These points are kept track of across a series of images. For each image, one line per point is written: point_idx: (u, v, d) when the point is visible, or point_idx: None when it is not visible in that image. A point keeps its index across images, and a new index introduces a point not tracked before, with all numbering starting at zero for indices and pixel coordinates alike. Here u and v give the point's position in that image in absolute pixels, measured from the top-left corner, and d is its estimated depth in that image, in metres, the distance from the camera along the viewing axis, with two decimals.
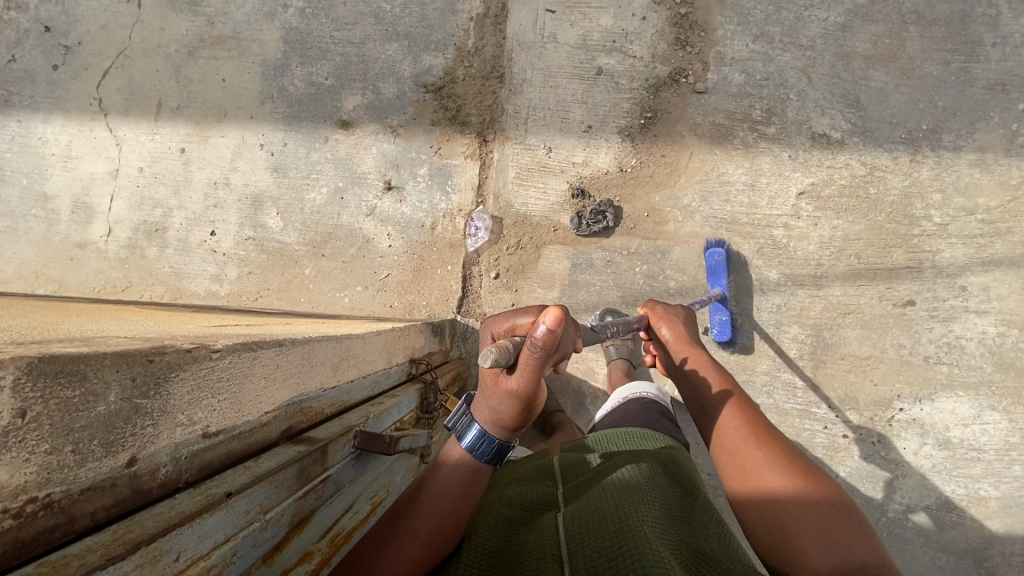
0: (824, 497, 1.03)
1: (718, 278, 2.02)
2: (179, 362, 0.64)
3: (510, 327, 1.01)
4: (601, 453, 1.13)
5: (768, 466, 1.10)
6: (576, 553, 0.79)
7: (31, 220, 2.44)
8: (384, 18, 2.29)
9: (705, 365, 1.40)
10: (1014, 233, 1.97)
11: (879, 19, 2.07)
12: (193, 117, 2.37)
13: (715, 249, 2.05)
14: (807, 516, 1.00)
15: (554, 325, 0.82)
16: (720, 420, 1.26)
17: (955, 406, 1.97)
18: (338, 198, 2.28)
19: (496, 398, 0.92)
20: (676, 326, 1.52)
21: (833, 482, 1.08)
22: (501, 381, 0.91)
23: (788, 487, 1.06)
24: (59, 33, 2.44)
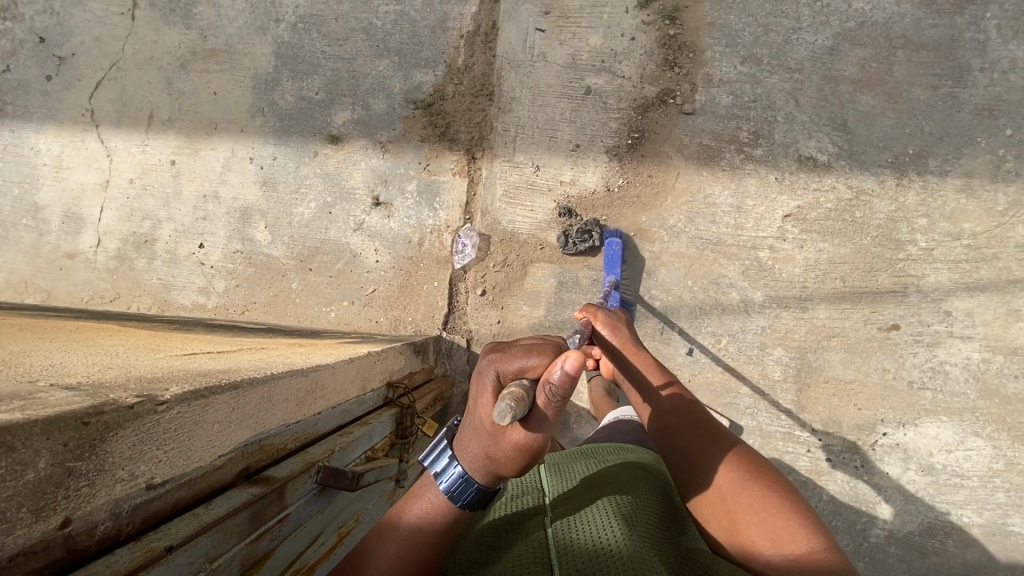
0: (774, 491, 1.08)
1: (613, 267, 2.07)
2: (119, 419, 0.62)
3: (517, 369, 0.88)
4: (590, 467, 1.25)
5: (721, 466, 1.14)
6: (559, 539, 0.92)
7: (22, 229, 2.45)
8: (375, 33, 2.29)
9: (648, 366, 1.38)
10: (1000, 259, 1.96)
11: (868, 43, 2.07)
12: (184, 129, 2.38)
13: (612, 239, 2.10)
14: (759, 513, 1.05)
15: (575, 370, 0.80)
16: (671, 424, 1.26)
17: (938, 432, 1.97)
18: (327, 213, 2.29)
19: (503, 446, 0.89)
20: (619, 330, 1.44)
21: (780, 473, 1.14)
22: (509, 432, 0.87)
23: (739, 485, 1.10)
24: (53, 43, 2.44)
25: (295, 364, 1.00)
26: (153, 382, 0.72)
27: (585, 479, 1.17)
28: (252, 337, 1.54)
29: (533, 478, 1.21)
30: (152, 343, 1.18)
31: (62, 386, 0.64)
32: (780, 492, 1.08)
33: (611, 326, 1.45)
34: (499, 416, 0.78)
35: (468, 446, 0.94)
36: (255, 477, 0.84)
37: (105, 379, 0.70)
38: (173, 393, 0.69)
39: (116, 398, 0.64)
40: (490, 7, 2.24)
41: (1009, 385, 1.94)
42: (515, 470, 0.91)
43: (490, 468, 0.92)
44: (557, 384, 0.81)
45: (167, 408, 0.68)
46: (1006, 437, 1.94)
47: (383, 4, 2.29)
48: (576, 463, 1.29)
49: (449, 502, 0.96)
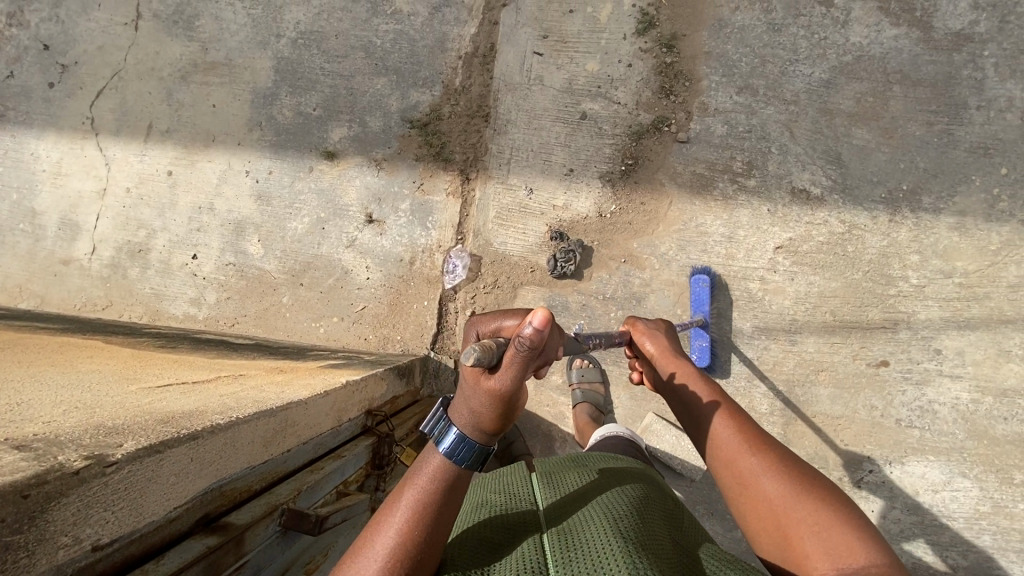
0: (827, 504, 0.99)
1: (702, 304, 2.03)
2: (62, 487, 0.60)
3: (494, 327, 0.90)
4: (583, 477, 1.16)
5: (769, 477, 1.04)
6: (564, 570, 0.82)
7: (18, 234, 2.47)
8: (374, 52, 2.30)
9: (688, 370, 1.27)
10: (992, 298, 1.95)
11: (864, 77, 2.07)
12: (182, 141, 2.39)
13: (699, 275, 2.06)
14: (813, 530, 0.96)
15: (541, 324, 0.77)
16: (713, 430, 1.15)
17: (925, 471, 1.96)
18: (320, 229, 2.30)
19: (476, 398, 0.85)
20: (659, 338, 1.37)
21: (830, 482, 1.05)
22: (482, 380, 0.84)
23: (787, 494, 1.01)
24: (56, 51, 2.46)
25: (264, 403, 1.00)
26: (107, 438, 0.71)
27: (580, 489, 1.09)
28: (236, 359, 1.54)
29: (521, 484, 1.14)
30: (129, 371, 1.18)
31: (11, 446, 0.63)
32: (834, 506, 0.99)
33: (649, 334, 1.38)
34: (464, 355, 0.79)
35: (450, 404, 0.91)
36: (212, 524, 0.84)
37: (58, 434, 0.69)
38: (125, 452, 0.68)
39: (63, 462, 0.63)
40: (488, 30, 2.25)
41: (997, 427, 1.93)
42: (490, 426, 0.85)
43: (467, 422, 0.86)
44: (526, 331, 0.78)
45: (117, 469, 0.66)
46: (994, 479, 1.92)
47: (382, 23, 2.30)
48: (569, 472, 1.21)
49: (449, 463, 0.86)
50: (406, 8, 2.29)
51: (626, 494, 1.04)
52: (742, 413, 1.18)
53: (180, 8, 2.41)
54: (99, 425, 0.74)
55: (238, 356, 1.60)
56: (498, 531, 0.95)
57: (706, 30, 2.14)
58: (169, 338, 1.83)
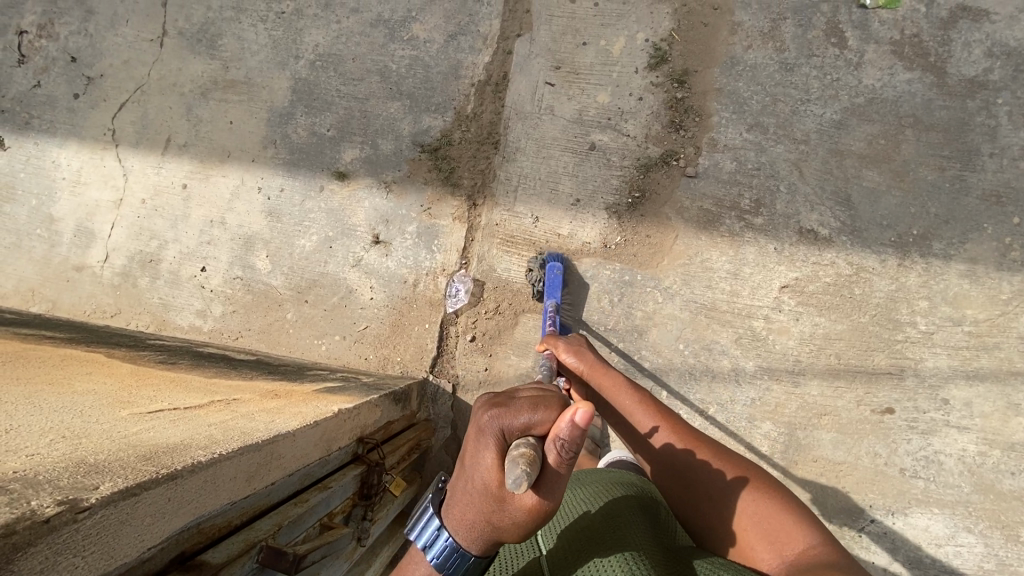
0: (762, 492, 1.09)
1: (554, 291, 2.05)
2: (30, 537, 0.59)
3: (523, 426, 0.79)
4: (577, 500, 1.21)
5: (708, 475, 1.15)
6: None
7: (35, 239, 2.52)
8: (390, 76, 2.35)
9: (621, 388, 1.37)
10: (1001, 349, 1.92)
11: (876, 119, 2.06)
12: (198, 155, 2.45)
13: (553, 263, 2.09)
14: (755, 519, 1.05)
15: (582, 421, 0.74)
16: (663, 446, 1.24)
17: (929, 524, 1.90)
18: (327, 247, 2.33)
19: (508, 514, 0.81)
20: (585, 356, 1.48)
21: (765, 473, 1.15)
22: (519, 499, 0.79)
23: (727, 491, 1.11)
24: (84, 64, 2.53)
25: (250, 437, 1.00)
26: (84, 479, 0.71)
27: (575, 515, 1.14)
28: (233, 379, 1.55)
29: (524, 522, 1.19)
30: (123, 393, 1.18)
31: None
32: (768, 494, 1.09)
33: (576, 352, 1.51)
34: (518, 482, 0.73)
35: (457, 515, 0.86)
36: (189, 562, 0.85)
37: (36, 474, 0.69)
38: (100, 496, 0.68)
39: (35, 508, 0.62)
40: (502, 59, 2.29)
41: (1004, 481, 1.88)
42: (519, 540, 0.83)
43: (491, 534, 0.84)
44: (576, 438, 0.74)
45: (89, 514, 0.66)
46: (999, 536, 1.86)
47: (399, 48, 2.35)
48: (562, 498, 1.25)
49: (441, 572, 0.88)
50: (422, 34, 2.34)
51: (614, 505, 1.12)
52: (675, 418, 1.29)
53: (205, 27, 2.48)
54: (77, 463, 0.74)
55: (236, 376, 1.60)
56: None
57: (718, 67, 2.15)
58: (170, 353, 1.85)
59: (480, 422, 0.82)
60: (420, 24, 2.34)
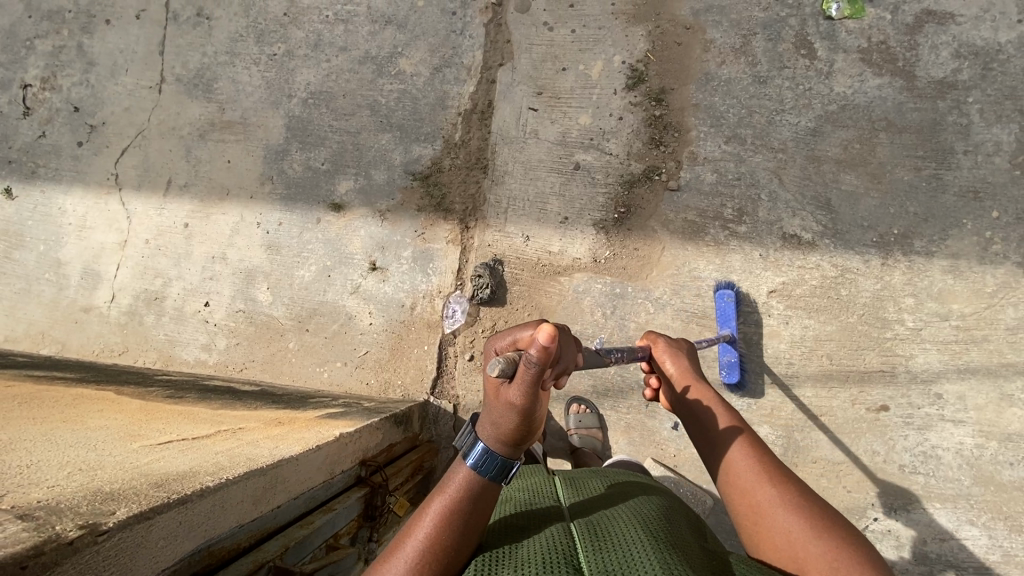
0: (840, 537, 1.07)
1: (728, 320, 2.04)
2: (56, 558, 0.65)
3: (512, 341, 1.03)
4: (604, 484, 1.38)
5: (781, 506, 1.13)
6: (594, 550, 0.98)
7: (44, 283, 2.60)
8: (379, 110, 2.44)
9: (708, 397, 1.35)
10: (990, 341, 1.95)
11: (849, 125, 2.13)
12: (198, 194, 2.54)
13: (725, 290, 2.08)
14: (830, 560, 1.03)
15: (547, 341, 0.88)
16: (739, 466, 1.22)
17: (932, 519, 1.91)
18: (326, 276, 2.39)
19: (499, 408, 0.99)
20: (680, 361, 1.44)
21: (844, 520, 1.13)
22: (501, 393, 0.97)
23: (801, 525, 1.09)
24: (86, 113, 2.64)
25: (254, 462, 1.04)
26: (101, 505, 0.75)
27: (602, 494, 1.29)
28: (237, 410, 1.59)
29: (549, 486, 1.35)
30: (133, 427, 1.23)
31: (15, 516, 0.68)
32: (843, 538, 1.07)
33: (674, 356, 1.46)
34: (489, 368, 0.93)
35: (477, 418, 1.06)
36: None
37: (57, 502, 0.74)
38: (117, 520, 0.73)
39: (59, 531, 0.67)
40: (486, 87, 2.38)
41: (1004, 472, 1.89)
42: (513, 435, 0.99)
43: (495, 434, 1.01)
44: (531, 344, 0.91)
45: (108, 536, 0.71)
46: (1003, 527, 1.87)
47: (387, 83, 2.45)
48: (590, 479, 1.42)
49: (474, 473, 1.03)
50: (409, 69, 2.44)
51: (644, 500, 1.24)
52: (760, 441, 1.27)
53: (201, 72, 2.59)
54: (95, 491, 0.80)
55: (241, 408, 1.65)
56: (526, 520, 1.15)
57: (693, 84, 2.24)
58: (177, 387, 1.90)
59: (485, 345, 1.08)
60: (407, 59, 2.45)
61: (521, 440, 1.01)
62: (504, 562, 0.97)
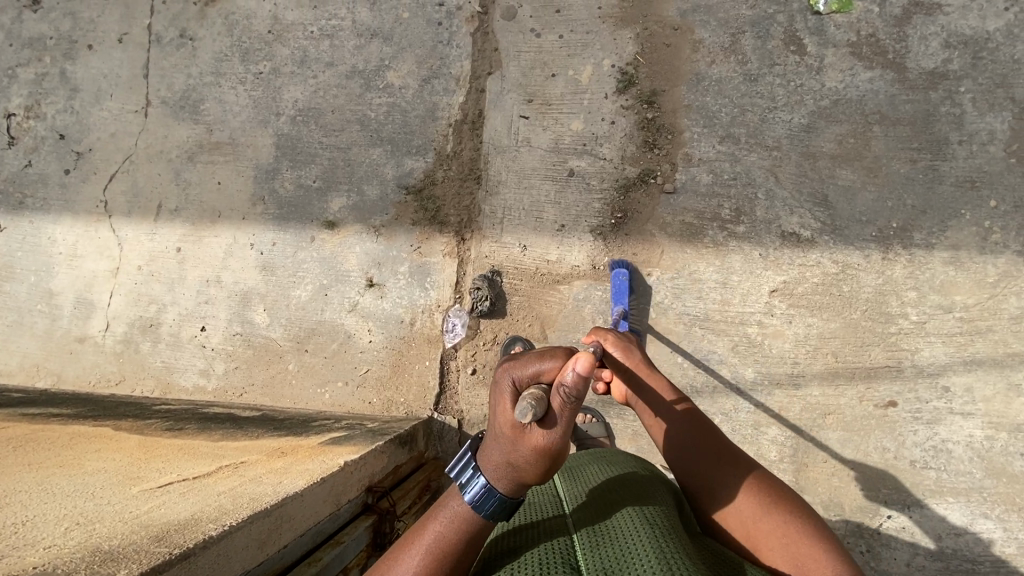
0: (789, 512, 1.16)
1: (621, 297, 2.09)
2: None
3: (534, 373, 1.02)
4: (602, 469, 1.43)
5: (734, 490, 1.21)
6: (592, 549, 1.04)
7: (36, 315, 2.56)
8: (369, 124, 2.42)
9: (663, 389, 1.39)
10: (995, 332, 1.94)
11: (843, 120, 2.12)
12: (190, 218, 2.50)
13: (618, 270, 2.13)
14: (781, 537, 1.12)
15: (585, 373, 0.93)
16: (694, 453, 1.29)
17: (946, 514, 1.90)
18: (323, 295, 2.37)
19: (523, 449, 0.98)
20: (632, 352, 1.44)
21: (794, 493, 1.21)
22: (529, 436, 0.96)
23: (754, 507, 1.18)
24: (72, 140, 2.61)
25: (258, 503, 1.02)
26: (101, 568, 0.73)
27: (601, 483, 1.34)
28: (239, 440, 1.56)
29: (549, 484, 1.41)
30: (132, 467, 1.20)
31: None
32: (791, 510, 1.16)
33: (623, 349, 1.46)
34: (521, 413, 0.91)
35: (486, 455, 1.04)
36: None
37: (55, 567, 0.72)
38: None
39: None
40: (476, 97, 2.36)
41: (1016, 463, 1.88)
42: (536, 474, 1.00)
43: (513, 476, 1.01)
44: (572, 387, 0.92)
45: None
46: (1017, 519, 1.86)
47: (376, 97, 2.43)
48: (588, 466, 1.47)
49: (473, 512, 1.03)
50: (397, 81, 2.42)
51: (639, 485, 1.29)
52: (709, 423, 1.34)
53: (186, 94, 2.56)
54: (94, 550, 0.77)
55: (242, 438, 1.62)
56: (528, 521, 1.20)
57: (684, 84, 2.22)
58: (177, 418, 1.87)
59: (495, 376, 1.04)
60: (394, 72, 2.42)
61: (541, 479, 1.02)
62: (507, 565, 1.03)
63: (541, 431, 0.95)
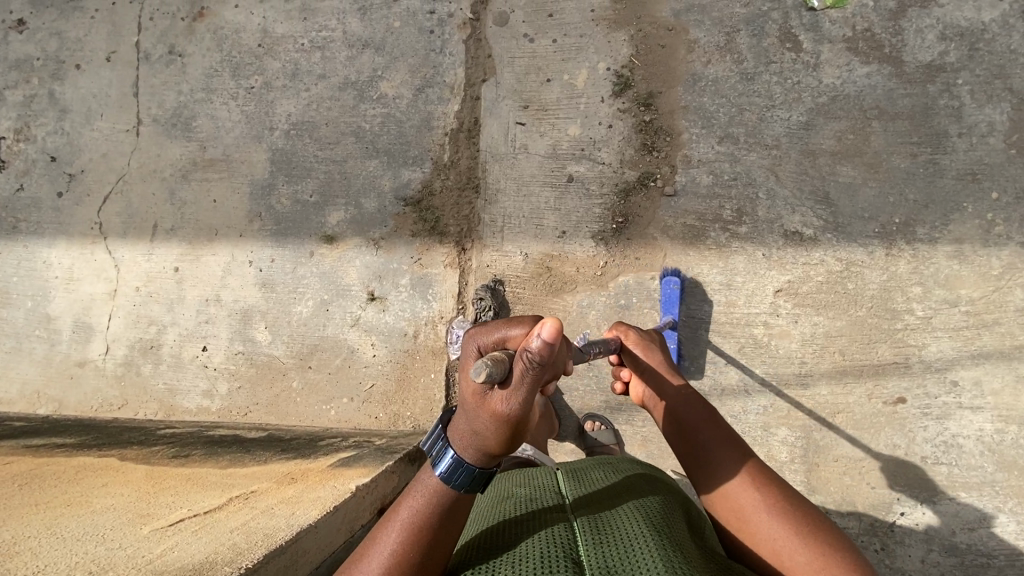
0: (819, 537, 1.15)
1: (671, 307, 2.07)
2: None
3: (499, 340, 0.98)
4: (608, 473, 1.41)
5: (764, 510, 1.21)
6: (596, 548, 1.02)
7: (35, 340, 2.53)
8: (364, 136, 2.39)
9: (688, 397, 1.40)
10: (1001, 324, 1.93)
11: (842, 116, 2.10)
12: (186, 237, 2.48)
13: (669, 278, 2.09)
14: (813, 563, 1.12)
15: (550, 341, 0.84)
16: (723, 471, 1.28)
17: (960, 510, 1.90)
18: (324, 310, 2.35)
19: (482, 416, 0.93)
20: (653, 353, 1.48)
21: (825, 518, 1.20)
22: (489, 401, 0.90)
23: (786, 532, 1.17)
24: (64, 162, 2.58)
25: (272, 540, 1.02)
26: None
27: (605, 486, 1.32)
28: (249, 466, 1.56)
29: (550, 480, 1.38)
30: (144, 502, 1.20)
31: None
32: (823, 536, 1.16)
33: (645, 348, 1.50)
34: (476, 374, 0.86)
35: (454, 424, 1.01)
36: None
37: None
38: None
39: None
40: (471, 104, 2.34)
41: None
42: (499, 443, 0.95)
43: (478, 445, 0.96)
44: (533, 351, 0.85)
45: None
46: None
47: (370, 108, 2.40)
48: (592, 468, 1.45)
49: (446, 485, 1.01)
50: (391, 91, 2.39)
51: (647, 493, 1.27)
52: (736, 437, 1.34)
53: (178, 111, 2.53)
54: None
55: (250, 463, 1.60)
56: (527, 514, 1.17)
57: (680, 85, 2.20)
58: (182, 444, 1.86)
59: (464, 343, 1.01)
60: (388, 82, 2.40)
61: (505, 450, 0.96)
62: (503, 559, 1.01)
63: (500, 395, 0.90)
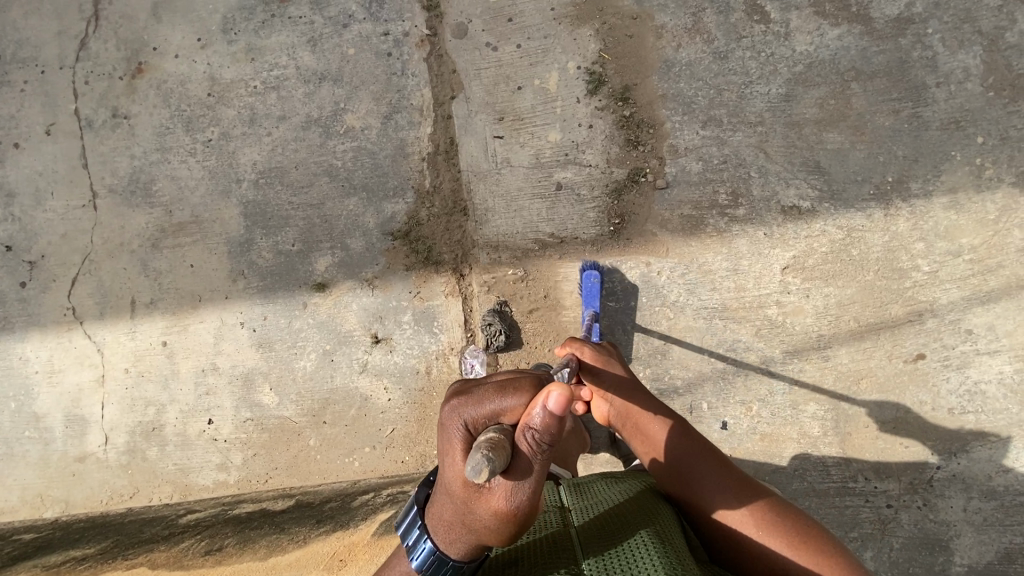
0: (815, 547, 1.17)
1: (592, 300, 2.06)
2: None
3: (490, 415, 0.95)
4: (614, 486, 1.39)
5: (755, 527, 1.20)
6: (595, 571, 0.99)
7: (26, 442, 2.38)
8: (339, 174, 2.29)
9: (656, 410, 1.40)
10: (1006, 267, 1.95)
11: (820, 82, 2.08)
12: (169, 308, 2.35)
13: (589, 271, 2.08)
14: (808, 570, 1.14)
15: (554, 417, 0.88)
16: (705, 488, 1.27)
17: (991, 453, 1.94)
18: (328, 361, 2.26)
19: (480, 511, 0.93)
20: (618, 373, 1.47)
21: (815, 523, 1.22)
22: (489, 498, 0.91)
23: (778, 546, 1.18)
24: (21, 249, 2.41)
25: None
26: None
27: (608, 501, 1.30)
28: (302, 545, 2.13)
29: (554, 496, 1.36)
30: None
31: None
32: (816, 545, 1.17)
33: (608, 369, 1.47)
34: (475, 473, 0.80)
35: (440, 515, 1.01)
36: None
37: None
38: None
39: None
40: (444, 124, 2.25)
41: None
42: (495, 538, 0.95)
43: (470, 534, 0.97)
44: (535, 429, 0.89)
45: None
46: None
47: (338, 143, 2.29)
48: (596, 482, 1.43)
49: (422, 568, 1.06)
50: (358, 123, 2.28)
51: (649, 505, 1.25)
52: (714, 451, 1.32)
53: (135, 177, 2.38)
54: None
55: (291, 546, 2.13)
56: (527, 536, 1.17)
57: (655, 74, 2.15)
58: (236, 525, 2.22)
59: (445, 416, 0.97)
60: (352, 113, 2.29)
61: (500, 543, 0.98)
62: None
63: (501, 493, 0.90)
